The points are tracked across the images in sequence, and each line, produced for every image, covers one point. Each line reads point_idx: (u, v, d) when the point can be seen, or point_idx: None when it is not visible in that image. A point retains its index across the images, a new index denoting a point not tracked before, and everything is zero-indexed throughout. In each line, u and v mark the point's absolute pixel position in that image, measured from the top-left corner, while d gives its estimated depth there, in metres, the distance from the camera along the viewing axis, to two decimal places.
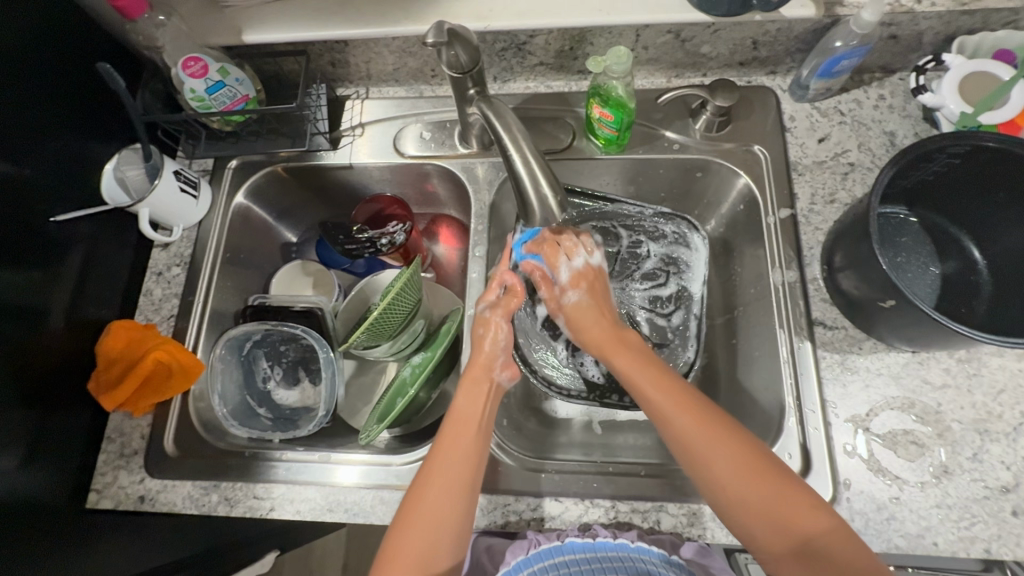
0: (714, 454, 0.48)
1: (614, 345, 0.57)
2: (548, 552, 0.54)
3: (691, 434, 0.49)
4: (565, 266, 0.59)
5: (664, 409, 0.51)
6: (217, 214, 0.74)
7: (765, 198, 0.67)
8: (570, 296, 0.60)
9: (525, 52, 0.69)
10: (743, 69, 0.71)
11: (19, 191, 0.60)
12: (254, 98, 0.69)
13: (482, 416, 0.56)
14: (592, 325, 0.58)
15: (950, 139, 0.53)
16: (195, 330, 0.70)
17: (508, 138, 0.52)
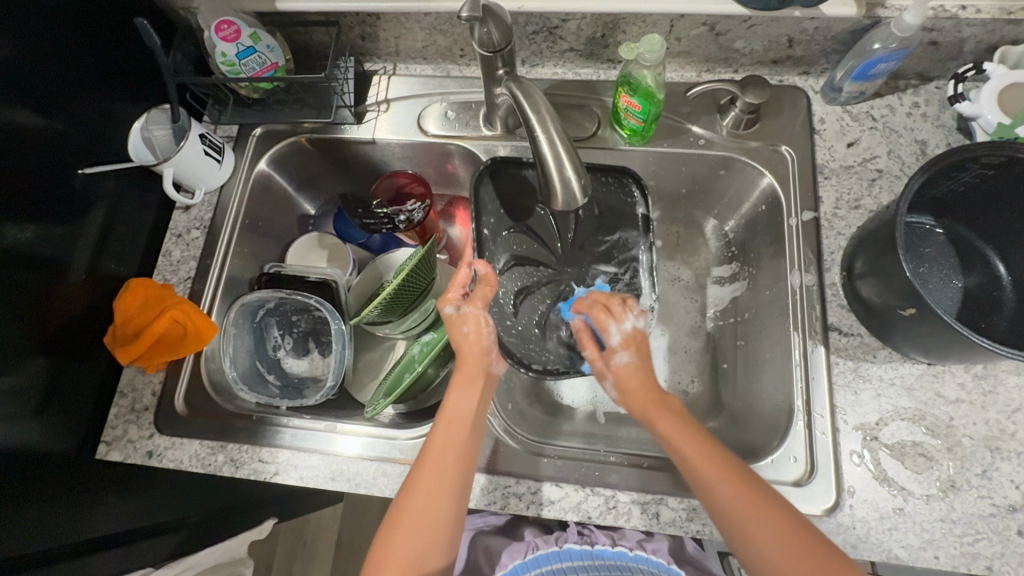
0: (751, 518, 0.47)
1: (653, 407, 0.56)
2: (544, 558, 0.71)
3: (727, 497, 0.49)
4: (615, 329, 0.61)
5: (726, 496, 0.49)
6: (239, 182, 0.74)
7: (788, 199, 0.66)
8: (620, 356, 0.60)
9: (556, 37, 0.69)
10: (776, 67, 0.70)
11: (49, 142, 0.60)
12: (283, 67, 0.70)
13: (475, 414, 0.57)
14: (637, 386, 0.58)
15: (985, 149, 0.52)
16: (211, 293, 0.71)
17: (535, 116, 0.50)
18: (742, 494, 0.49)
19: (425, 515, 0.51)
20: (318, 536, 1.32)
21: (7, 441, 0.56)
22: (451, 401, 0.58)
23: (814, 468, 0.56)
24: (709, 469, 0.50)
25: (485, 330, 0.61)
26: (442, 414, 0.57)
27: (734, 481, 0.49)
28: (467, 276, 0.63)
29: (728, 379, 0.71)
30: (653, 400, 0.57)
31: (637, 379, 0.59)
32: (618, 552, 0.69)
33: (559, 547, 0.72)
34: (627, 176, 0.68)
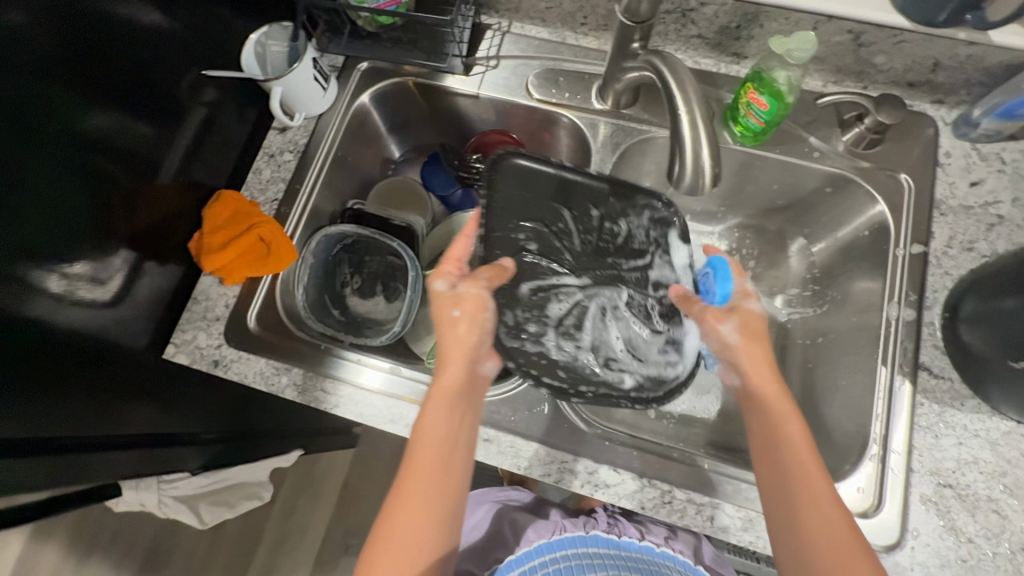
0: (841, 546, 0.45)
1: (786, 418, 0.51)
2: (574, 542, 0.70)
3: (828, 555, 0.45)
4: (744, 306, 0.58)
5: (828, 536, 0.45)
6: (338, 113, 0.74)
7: (898, 228, 0.64)
8: (728, 329, 0.56)
9: (688, 20, 0.66)
10: (910, 90, 0.66)
11: (165, 37, 0.60)
12: (405, 4, 0.68)
13: (454, 434, 0.51)
14: (766, 379, 0.53)
15: None
16: (296, 218, 0.70)
17: (674, 83, 0.49)
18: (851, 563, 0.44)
19: (404, 552, 0.46)
20: (326, 475, 1.35)
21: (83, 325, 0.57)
22: (424, 415, 0.51)
23: (881, 503, 0.55)
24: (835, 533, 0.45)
25: (461, 328, 0.54)
26: (415, 434, 0.50)
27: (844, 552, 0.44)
28: (464, 248, 0.59)
29: (792, 400, 0.70)
30: (784, 402, 0.52)
31: (761, 339, 0.56)
32: (644, 547, 0.70)
33: (585, 533, 0.72)
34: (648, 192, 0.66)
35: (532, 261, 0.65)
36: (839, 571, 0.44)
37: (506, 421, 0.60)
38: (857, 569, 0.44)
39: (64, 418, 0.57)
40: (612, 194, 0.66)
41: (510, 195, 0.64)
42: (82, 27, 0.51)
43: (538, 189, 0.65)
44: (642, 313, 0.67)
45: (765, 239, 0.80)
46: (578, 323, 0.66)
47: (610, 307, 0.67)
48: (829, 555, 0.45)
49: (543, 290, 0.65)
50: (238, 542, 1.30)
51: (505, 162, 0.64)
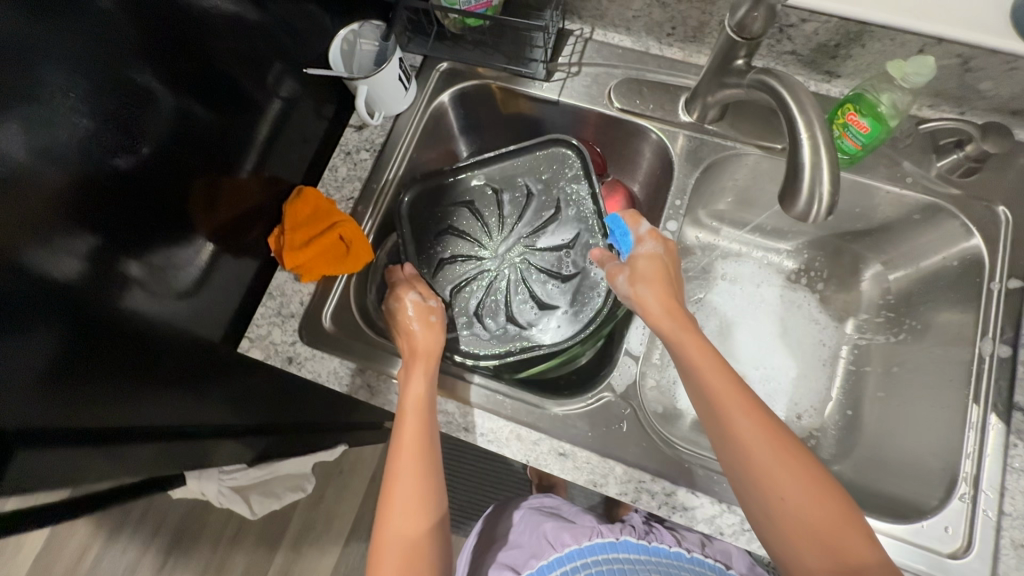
0: (778, 466, 0.47)
1: (678, 322, 0.54)
2: (603, 547, 0.68)
3: (761, 451, 0.47)
4: (622, 281, 0.58)
5: (748, 429, 0.48)
6: (416, 114, 0.73)
7: (993, 261, 0.62)
8: (624, 282, 0.58)
9: (785, 36, 0.65)
10: (1012, 118, 0.64)
11: (256, 31, 0.59)
12: (494, 7, 0.67)
13: (423, 397, 0.57)
14: (662, 309, 0.55)
15: None
16: (373, 218, 0.70)
17: (792, 98, 0.49)
18: (778, 452, 0.47)
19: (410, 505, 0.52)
20: (355, 467, 1.35)
21: (164, 315, 0.57)
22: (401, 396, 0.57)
23: (970, 545, 0.53)
24: (756, 427, 0.48)
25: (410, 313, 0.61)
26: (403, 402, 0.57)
27: (775, 440, 0.48)
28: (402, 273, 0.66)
29: (865, 428, 0.69)
30: (673, 311, 0.54)
31: (658, 279, 0.57)
32: (676, 552, 0.69)
33: (616, 539, 0.70)
34: (548, 142, 0.70)
35: (463, 258, 0.69)
36: (766, 462, 0.47)
37: (582, 436, 0.60)
38: (781, 456, 0.47)
39: (149, 407, 0.58)
40: (524, 177, 0.71)
41: (419, 197, 0.71)
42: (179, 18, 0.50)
43: (426, 193, 0.71)
44: (546, 272, 0.67)
45: (838, 261, 0.78)
46: (495, 301, 0.67)
47: (519, 276, 0.67)
48: (772, 477, 0.47)
49: (495, 280, 0.68)
50: (266, 528, 1.31)
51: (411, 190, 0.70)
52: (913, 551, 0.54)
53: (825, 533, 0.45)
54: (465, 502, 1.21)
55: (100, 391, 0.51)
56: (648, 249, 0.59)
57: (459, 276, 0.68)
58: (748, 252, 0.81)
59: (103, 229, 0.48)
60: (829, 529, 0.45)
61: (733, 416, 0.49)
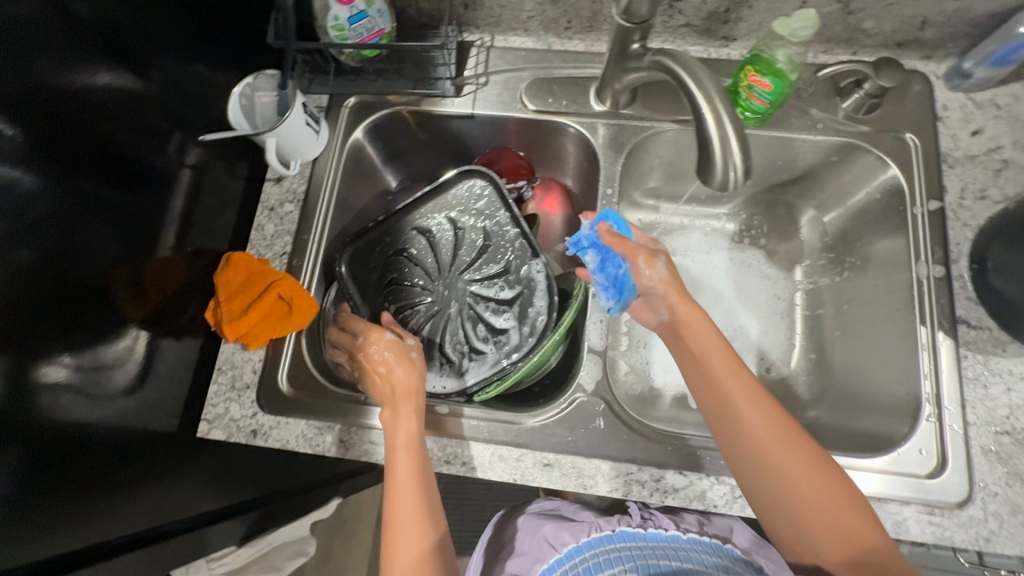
0: (788, 456, 0.49)
1: (692, 316, 0.55)
2: (601, 540, 0.67)
3: (773, 445, 0.49)
4: (659, 265, 0.58)
5: (757, 424, 0.50)
6: (333, 154, 0.71)
7: (911, 187, 0.65)
8: (658, 268, 0.58)
9: (675, 11, 0.66)
10: (898, 50, 0.67)
11: (142, 104, 0.56)
12: (389, 34, 0.65)
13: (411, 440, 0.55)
14: (683, 300, 0.56)
15: None
16: (310, 271, 0.67)
17: (685, 72, 0.50)
18: (788, 443, 0.49)
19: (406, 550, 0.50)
20: (357, 515, 1.32)
21: (108, 420, 0.53)
22: (391, 432, 0.55)
23: (945, 462, 0.56)
24: (767, 422, 0.50)
25: (376, 349, 0.59)
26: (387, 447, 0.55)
27: (781, 430, 0.50)
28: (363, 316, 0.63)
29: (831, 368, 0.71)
30: (688, 305, 0.56)
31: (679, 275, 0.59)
32: (673, 535, 0.67)
33: (611, 530, 0.68)
34: (466, 170, 0.65)
35: (411, 308, 0.65)
36: (781, 455, 0.49)
37: (564, 443, 0.59)
38: (794, 448, 0.49)
39: (119, 517, 0.54)
40: (444, 214, 0.66)
41: (354, 251, 0.66)
42: (61, 112, 0.47)
43: (358, 253, 0.67)
44: (491, 302, 0.64)
45: (775, 214, 0.80)
46: (446, 340, 0.64)
47: (463, 311, 0.64)
48: (783, 465, 0.49)
49: (446, 325, 0.64)
50: None
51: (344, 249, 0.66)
52: (896, 479, 0.55)
53: (835, 517, 0.48)
54: (472, 523, 1.20)
55: (63, 509, 0.48)
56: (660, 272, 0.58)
57: (407, 321, 0.65)
58: (691, 224, 0.82)
59: (24, 349, 0.45)
60: (840, 514, 0.47)
61: (744, 411, 0.50)
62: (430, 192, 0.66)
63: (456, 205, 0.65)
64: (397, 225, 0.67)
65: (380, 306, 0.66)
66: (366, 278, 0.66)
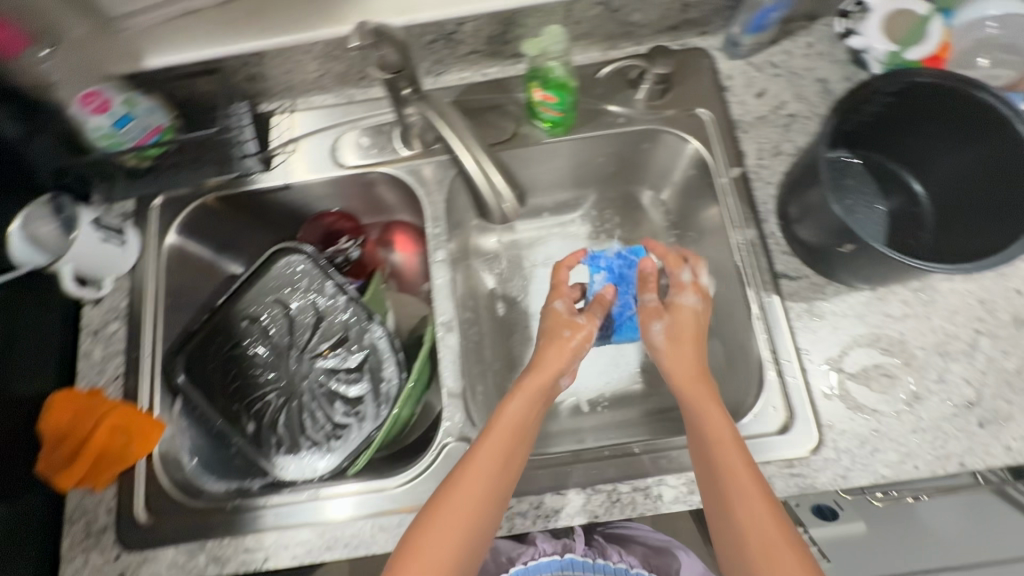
0: (757, 532, 0.48)
1: (696, 370, 0.59)
2: (550, 564, 0.74)
3: (749, 520, 0.49)
4: (686, 293, 0.65)
5: (739, 496, 0.50)
6: (151, 259, 0.68)
7: (714, 158, 0.68)
8: (687, 297, 0.65)
9: (455, 42, 0.66)
10: (675, 33, 0.70)
11: None
12: (169, 128, 0.63)
13: (492, 487, 0.53)
14: (685, 340, 0.62)
15: (884, 80, 0.53)
16: (149, 388, 0.64)
17: (443, 124, 0.54)
18: (765, 518, 0.49)
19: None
20: None
21: None
22: (499, 416, 0.57)
23: (793, 414, 0.58)
24: (745, 491, 0.50)
25: (652, 328, 0.64)
26: (455, 483, 0.53)
27: (758, 501, 0.50)
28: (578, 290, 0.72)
29: None
30: (697, 340, 0.62)
31: (695, 320, 0.64)
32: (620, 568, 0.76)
33: (560, 555, 0.75)
34: (283, 250, 0.65)
35: (262, 399, 0.64)
36: (754, 528, 0.49)
37: None
38: (769, 525, 0.48)
39: None
40: (274, 296, 0.65)
41: (188, 356, 0.62)
42: None
43: (195, 356, 0.62)
44: (340, 372, 0.64)
45: (619, 206, 0.82)
46: (305, 422, 0.63)
47: (316, 389, 0.64)
48: (754, 540, 0.48)
49: (300, 407, 0.64)
50: None
51: (176, 354, 0.61)
52: (755, 442, 0.58)
53: None
54: None
55: None
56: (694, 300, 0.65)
57: (262, 414, 0.64)
58: (548, 234, 0.83)
59: None
60: None
61: (730, 485, 0.50)
62: (253, 279, 0.65)
63: (281, 286, 0.65)
64: (227, 318, 0.64)
65: (229, 405, 0.63)
66: (209, 381, 0.63)
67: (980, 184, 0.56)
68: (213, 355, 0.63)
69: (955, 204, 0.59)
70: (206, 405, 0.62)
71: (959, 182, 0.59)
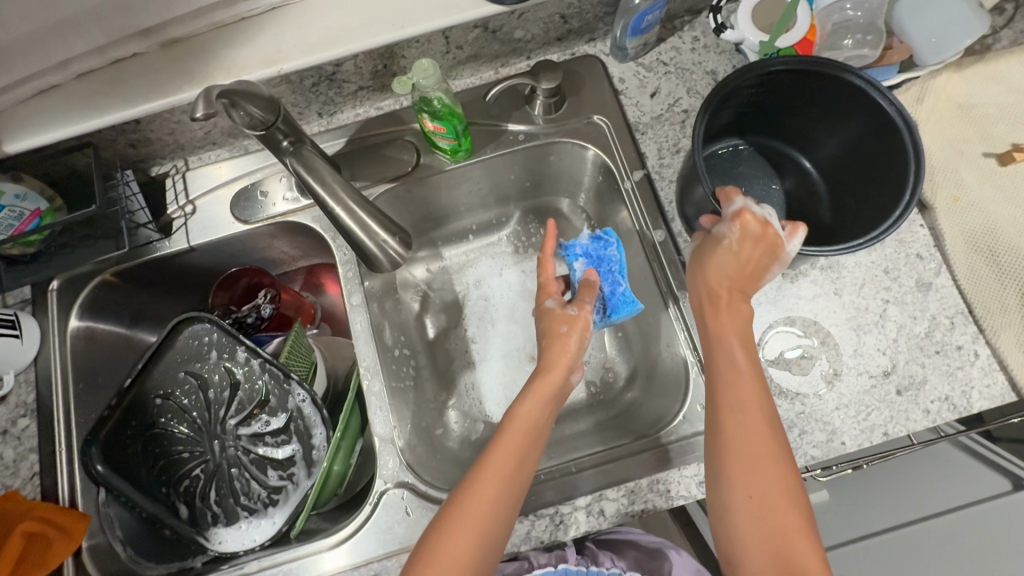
0: (772, 466, 0.48)
1: (729, 307, 0.55)
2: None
3: (757, 454, 0.48)
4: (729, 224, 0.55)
5: (747, 429, 0.49)
6: (55, 347, 0.65)
7: (617, 164, 0.68)
8: (723, 228, 0.56)
9: (339, 82, 0.65)
10: (562, 44, 0.71)
11: None
12: (49, 210, 0.60)
13: (509, 476, 0.51)
14: (725, 280, 0.56)
15: (744, 73, 0.54)
16: (68, 482, 0.61)
17: (316, 179, 0.54)
18: (768, 450, 0.48)
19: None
20: None
21: None
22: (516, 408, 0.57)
23: None
24: (752, 424, 0.49)
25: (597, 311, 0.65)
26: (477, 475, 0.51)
27: (764, 438, 0.49)
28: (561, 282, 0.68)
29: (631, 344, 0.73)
30: (742, 288, 0.56)
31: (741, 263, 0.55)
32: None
33: (555, 566, 0.66)
34: (187, 319, 0.63)
35: (188, 476, 0.61)
36: (765, 461, 0.48)
37: (384, 547, 0.56)
38: (776, 461, 0.48)
39: None
40: (185, 370, 0.63)
41: (104, 445, 0.59)
42: None
43: (111, 443, 0.59)
44: (266, 435, 0.62)
45: (541, 218, 0.82)
46: (237, 492, 0.61)
47: (244, 456, 0.62)
48: (759, 472, 0.48)
49: (229, 477, 0.61)
50: None
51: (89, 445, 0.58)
52: (687, 444, 0.58)
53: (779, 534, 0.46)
54: None
55: None
56: (736, 234, 0.55)
57: (191, 491, 0.61)
58: (477, 257, 0.82)
59: None
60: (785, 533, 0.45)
61: (740, 417, 0.50)
62: (159, 354, 0.63)
63: (191, 358, 0.63)
64: (138, 401, 0.62)
65: (155, 487, 0.61)
66: (130, 466, 0.60)
67: (862, 155, 0.58)
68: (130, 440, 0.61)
69: (843, 175, 0.61)
70: (131, 491, 0.59)
71: (845, 159, 0.60)
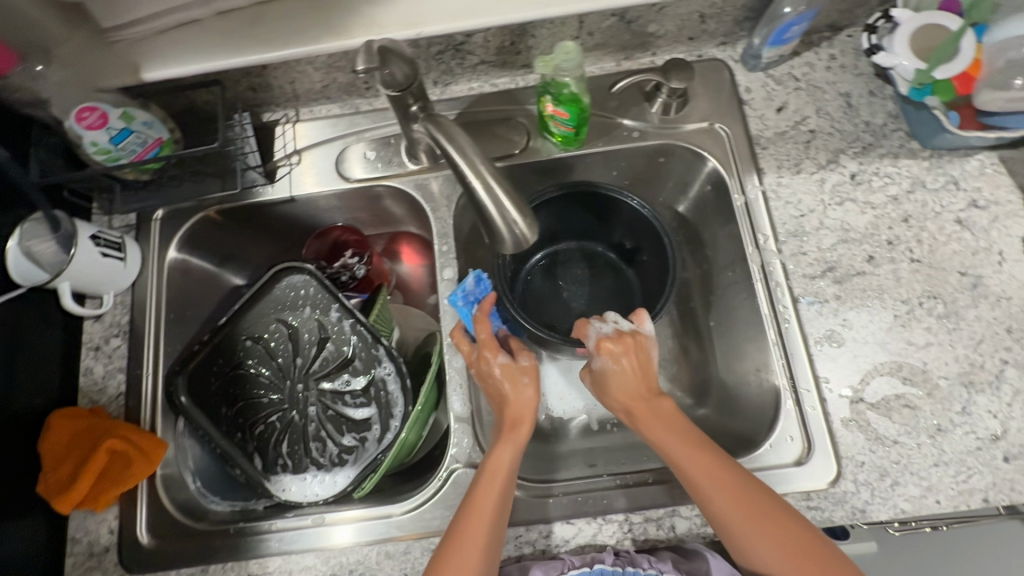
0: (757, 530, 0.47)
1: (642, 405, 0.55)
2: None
3: (739, 522, 0.48)
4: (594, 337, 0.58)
5: (721, 497, 0.49)
6: (152, 274, 0.66)
7: (731, 176, 0.66)
8: (596, 359, 0.58)
9: (464, 52, 0.64)
10: (692, 44, 0.68)
11: None
12: (168, 141, 0.61)
13: (492, 493, 0.50)
14: (626, 390, 0.56)
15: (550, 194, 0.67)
16: (151, 406, 0.63)
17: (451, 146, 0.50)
18: (747, 509, 0.48)
19: None
20: None
21: None
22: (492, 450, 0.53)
23: (811, 444, 0.57)
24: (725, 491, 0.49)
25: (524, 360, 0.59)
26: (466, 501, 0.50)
27: (735, 497, 0.49)
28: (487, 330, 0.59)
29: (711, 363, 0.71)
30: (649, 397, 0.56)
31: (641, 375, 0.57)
32: None
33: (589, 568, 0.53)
34: (288, 268, 0.64)
35: (264, 421, 0.63)
36: (746, 525, 0.48)
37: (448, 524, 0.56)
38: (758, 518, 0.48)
39: None
40: (277, 319, 0.64)
41: (192, 376, 0.61)
42: None
43: (197, 375, 0.61)
44: (346, 395, 0.63)
45: None
46: (308, 445, 0.62)
47: (322, 411, 0.63)
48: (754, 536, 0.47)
49: (302, 429, 0.62)
50: None
51: (177, 372, 0.60)
52: (771, 474, 0.56)
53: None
54: None
55: None
56: (612, 364, 0.57)
57: (265, 436, 0.62)
58: None
59: None
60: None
61: (703, 484, 0.50)
62: (257, 299, 0.64)
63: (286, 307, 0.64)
64: (230, 339, 0.63)
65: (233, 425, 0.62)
66: (212, 401, 0.62)
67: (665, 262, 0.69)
68: (215, 376, 0.62)
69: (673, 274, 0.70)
70: (210, 427, 0.60)
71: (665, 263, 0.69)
